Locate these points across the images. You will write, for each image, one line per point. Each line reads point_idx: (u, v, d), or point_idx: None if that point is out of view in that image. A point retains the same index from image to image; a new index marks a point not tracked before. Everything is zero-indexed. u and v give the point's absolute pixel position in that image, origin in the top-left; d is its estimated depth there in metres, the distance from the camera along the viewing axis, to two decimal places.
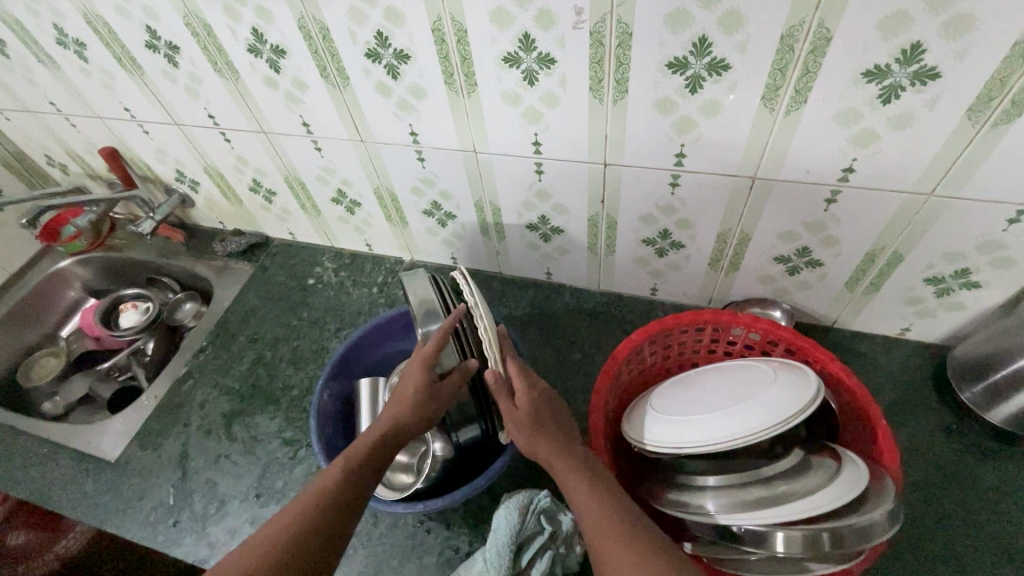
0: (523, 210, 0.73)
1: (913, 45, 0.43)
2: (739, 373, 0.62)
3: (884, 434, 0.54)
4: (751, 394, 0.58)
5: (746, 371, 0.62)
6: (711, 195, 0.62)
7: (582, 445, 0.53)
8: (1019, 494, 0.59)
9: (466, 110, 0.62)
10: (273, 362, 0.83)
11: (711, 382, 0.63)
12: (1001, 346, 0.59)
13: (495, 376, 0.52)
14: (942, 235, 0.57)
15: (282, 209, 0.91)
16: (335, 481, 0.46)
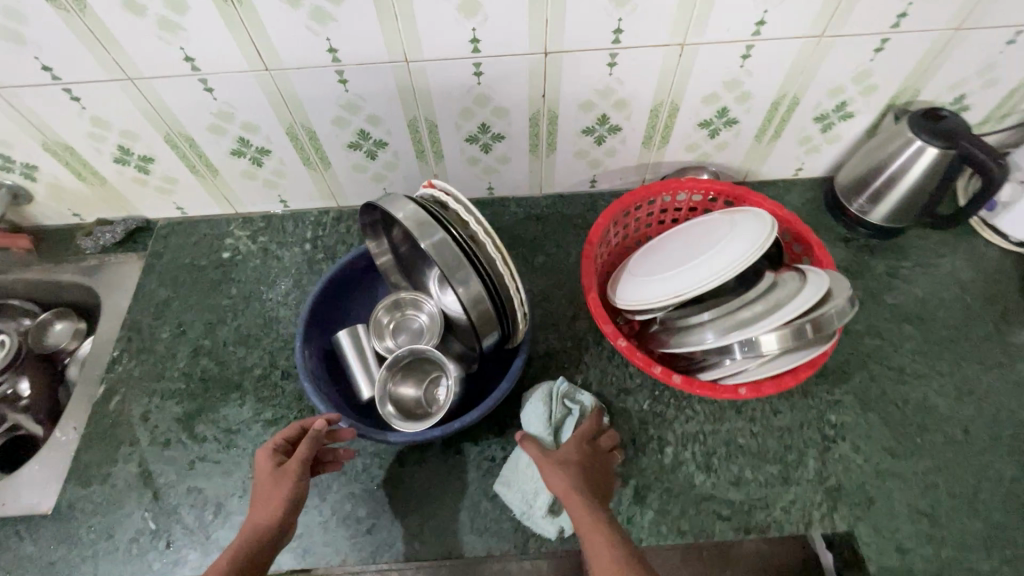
0: (462, 121, 0.71)
1: None
2: (697, 227, 0.70)
3: (818, 245, 0.66)
4: (718, 240, 0.65)
5: (703, 225, 0.69)
6: (645, 70, 0.66)
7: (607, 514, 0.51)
8: (900, 273, 0.76)
9: (394, 11, 0.57)
10: (216, 349, 0.73)
11: (677, 242, 0.70)
12: (875, 160, 0.73)
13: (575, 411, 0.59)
14: (827, 73, 0.68)
15: (165, 179, 0.77)
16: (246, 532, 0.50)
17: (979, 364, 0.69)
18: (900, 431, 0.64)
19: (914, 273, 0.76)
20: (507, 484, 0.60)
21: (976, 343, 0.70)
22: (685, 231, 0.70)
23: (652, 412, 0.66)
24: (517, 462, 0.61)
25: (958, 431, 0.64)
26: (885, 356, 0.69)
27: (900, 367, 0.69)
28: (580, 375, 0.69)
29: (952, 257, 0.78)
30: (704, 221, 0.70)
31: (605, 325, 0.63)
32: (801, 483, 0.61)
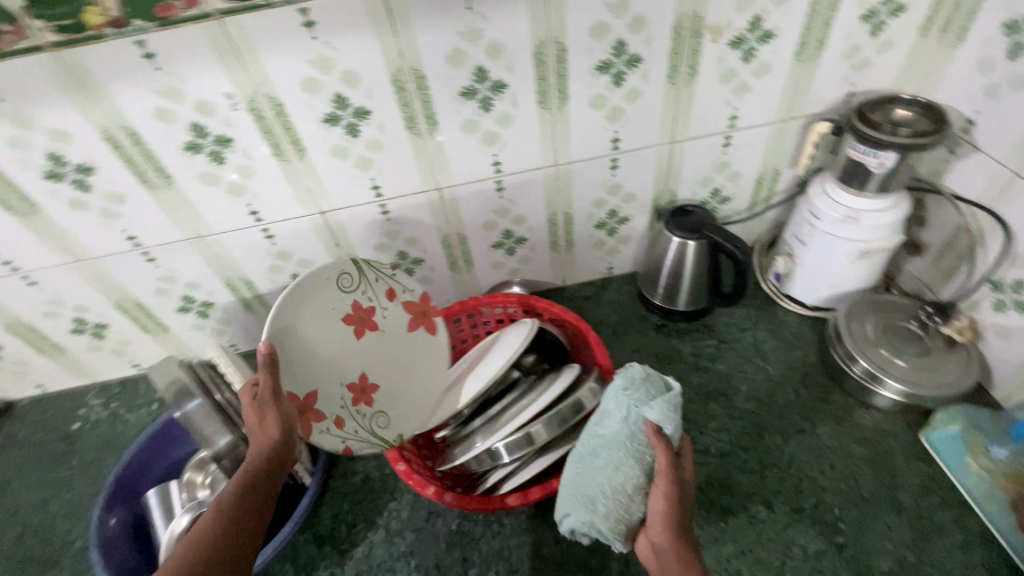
0: (274, 275, 0.79)
1: (479, 68, 0.61)
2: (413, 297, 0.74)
3: (594, 340, 0.70)
4: (357, 287, 0.70)
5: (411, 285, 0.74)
6: (418, 212, 0.75)
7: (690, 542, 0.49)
8: (704, 354, 0.80)
9: (173, 202, 0.67)
10: (46, 524, 0.74)
11: (413, 322, 0.74)
12: (654, 255, 0.81)
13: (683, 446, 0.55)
14: (582, 190, 0.77)
15: (16, 363, 0.83)
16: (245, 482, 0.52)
17: (779, 433, 0.70)
18: (702, 517, 0.64)
19: (721, 351, 0.80)
20: (592, 511, 0.52)
21: (776, 411, 0.72)
22: (409, 301, 0.74)
23: (459, 531, 0.66)
24: (592, 480, 0.52)
25: (761, 509, 0.64)
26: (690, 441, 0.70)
27: (703, 447, 0.70)
28: (393, 501, 0.70)
29: (755, 328, 0.82)
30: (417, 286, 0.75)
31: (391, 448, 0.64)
32: None
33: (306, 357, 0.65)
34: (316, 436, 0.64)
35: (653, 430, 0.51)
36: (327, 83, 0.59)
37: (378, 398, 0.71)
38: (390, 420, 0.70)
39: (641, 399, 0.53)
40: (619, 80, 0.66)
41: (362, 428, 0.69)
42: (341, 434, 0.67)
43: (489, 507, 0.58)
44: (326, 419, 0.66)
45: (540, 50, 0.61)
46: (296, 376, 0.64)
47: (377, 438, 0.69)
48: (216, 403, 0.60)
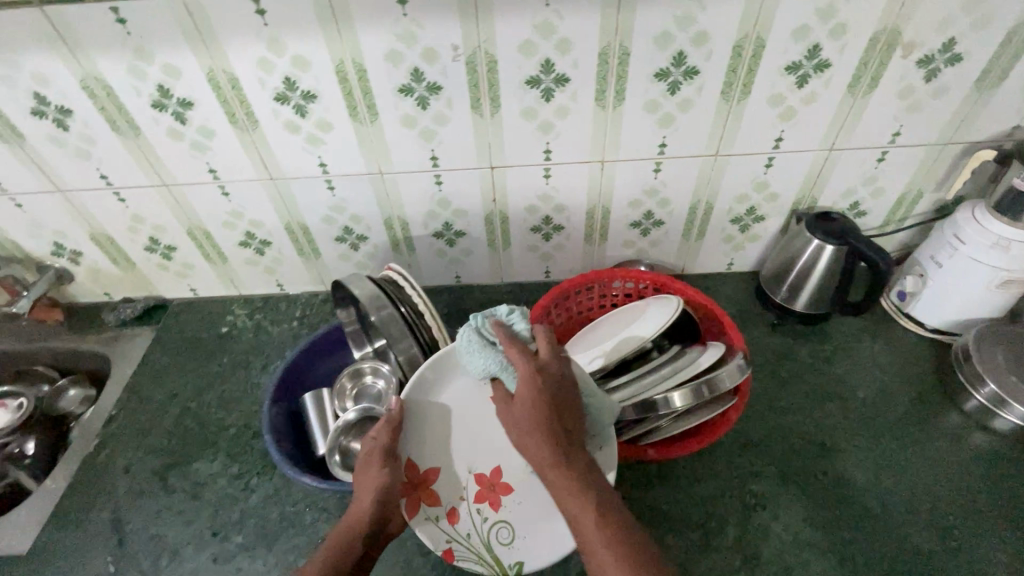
0: (429, 220, 0.86)
1: (679, 54, 0.66)
2: None
3: (730, 324, 0.73)
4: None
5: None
6: (575, 180, 0.80)
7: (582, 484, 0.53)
8: (820, 356, 0.83)
9: (370, 137, 0.74)
10: (201, 408, 0.82)
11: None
12: (786, 256, 0.84)
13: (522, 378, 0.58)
14: (731, 183, 0.81)
15: (183, 264, 0.92)
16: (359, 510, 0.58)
17: (896, 439, 0.73)
18: (818, 502, 0.67)
19: (837, 356, 0.83)
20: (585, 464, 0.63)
21: (893, 420, 0.75)
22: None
23: None
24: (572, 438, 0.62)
25: (876, 504, 0.67)
26: (808, 432, 0.74)
27: (821, 441, 0.73)
28: None
29: (872, 342, 0.85)
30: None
31: None
32: (720, 549, 0.63)
33: (443, 425, 0.69)
34: (420, 521, 0.64)
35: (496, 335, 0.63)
36: (542, 48, 0.65)
37: (507, 502, 0.66)
38: (513, 537, 0.64)
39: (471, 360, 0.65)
40: (802, 83, 0.69)
41: (476, 535, 0.65)
42: (450, 532, 0.64)
43: (634, 457, 0.64)
44: (440, 508, 0.65)
45: (740, 44, 0.65)
46: (420, 446, 0.67)
47: (492, 556, 0.64)
48: (401, 313, 0.65)
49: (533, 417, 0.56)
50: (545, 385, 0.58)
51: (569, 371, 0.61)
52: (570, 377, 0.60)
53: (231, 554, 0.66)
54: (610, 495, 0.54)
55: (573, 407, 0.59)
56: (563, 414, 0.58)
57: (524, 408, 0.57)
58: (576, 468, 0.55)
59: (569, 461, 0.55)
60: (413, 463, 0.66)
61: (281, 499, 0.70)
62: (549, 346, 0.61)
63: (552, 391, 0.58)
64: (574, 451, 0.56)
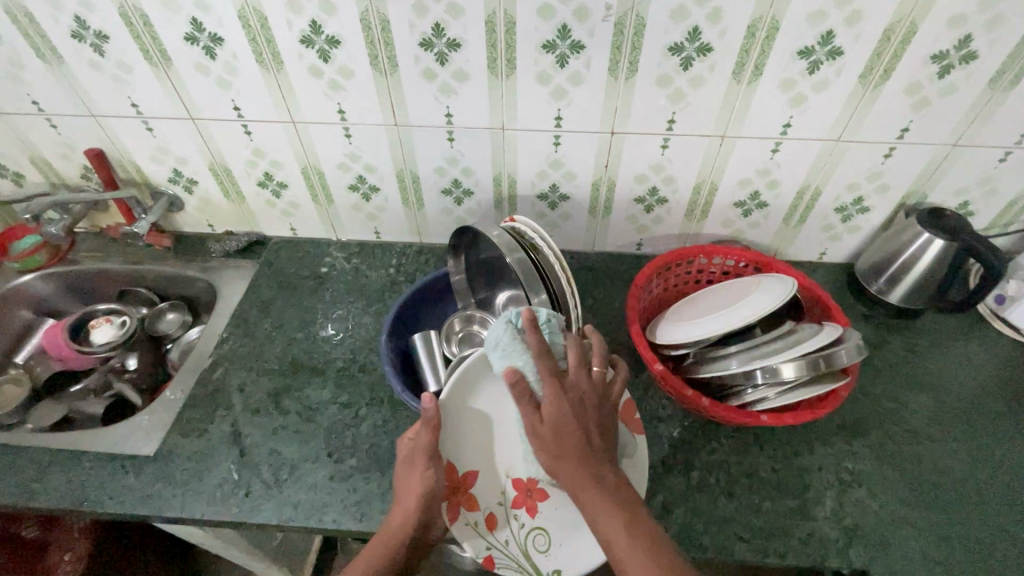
0: (537, 180, 0.87)
1: (828, 32, 0.66)
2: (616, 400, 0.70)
3: (839, 309, 0.74)
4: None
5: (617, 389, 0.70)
6: (691, 153, 0.81)
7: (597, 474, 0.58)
8: (913, 350, 0.84)
9: (502, 91, 0.75)
10: (307, 341, 0.86)
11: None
12: (890, 248, 0.84)
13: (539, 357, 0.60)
14: (846, 170, 0.82)
15: (290, 203, 0.96)
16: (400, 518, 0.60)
17: (991, 435, 0.74)
18: (914, 485, 0.69)
19: (931, 352, 0.84)
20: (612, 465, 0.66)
21: (989, 417, 0.76)
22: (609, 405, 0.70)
23: (679, 437, 0.73)
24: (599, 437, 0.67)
25: (972, 492, 0.68)
26: (902, 420, 0.75)
27: (915, 429, 0.74)
28: None
29: (966, 342, 0.85)
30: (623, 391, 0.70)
31: (644, 350, 0.73)
32: (817, 518, 0.66)
33: (480, 429, 0.70)
34: (460, 526, 0.64)
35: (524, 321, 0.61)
36: (693, 14, 0.66)
37: (544, 508, 0.67)
38: (550, 545, 0.65)
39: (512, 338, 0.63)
40: (944, 73, 0.69)
41: (515, 541, 0.65)
42: (489, 539, 0.65)
43: (745, 420, 0.65)
44: (479, 513, 0.66)
45: (892, 28, 0.65)
46: (460, 449, 0.68)
47: (530, 563, 0.64)
48: (531, 259, 0.68)
49: (557, 426, 0.58)
50: (569, 407, 0.59)
51: (587, 383, 0.62)
52: (592, 393, 0.62)
53: (346, 474, 0.70)
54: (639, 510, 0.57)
55: (602, 419, 0.61)
56: (590, 426, 0.60)
57: (551, 416, 0.59)
58: (602, 483, 0.57)
59: (596, 479, 0.58)
60: (453, 465, 0.67)
61: (390, 430, 0.74)
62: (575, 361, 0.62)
63: (579, 408, 0.60)
64: (600, 465, 0.59)
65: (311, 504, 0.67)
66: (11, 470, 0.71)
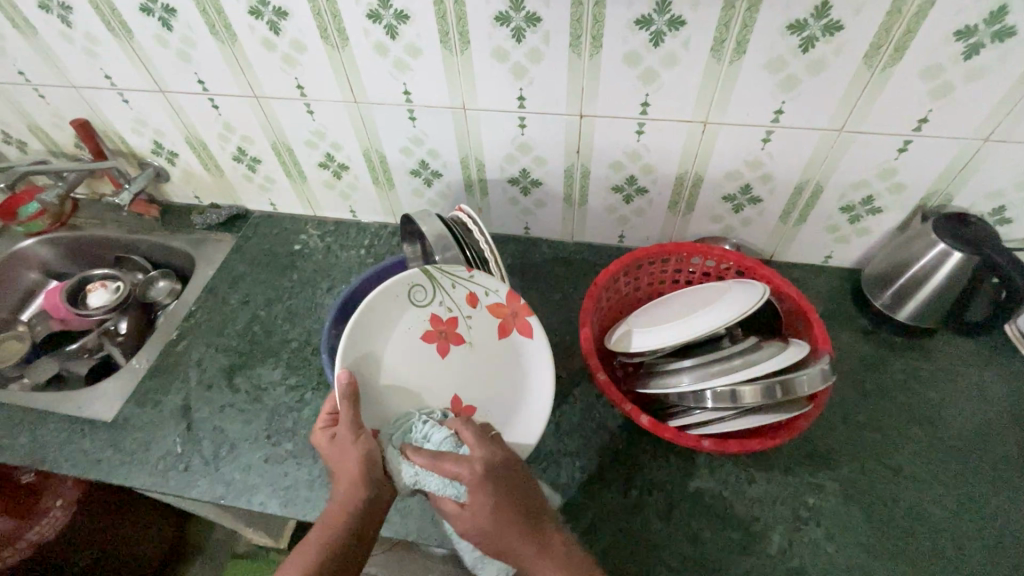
0: (506, 164, 0.82)
1: (823, 2, 0.56)
2: (498, 298, 0.69)
3: (819, 325, 0.66)
4: (431, 299, 0.68)
5: (496, 284, 0.68)
6: (671, 141, 0.73)
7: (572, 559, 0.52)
8: (918, 376, 0.74)
9: (458, 68, 0.70)
10: (269, 320, 0.87)
11: (501, 327, 0.70)
12: (899, 257, 0.73)
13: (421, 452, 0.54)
14: (851, 166, 0.71)
15: (265, 178, 0.95)
16: (349, 480, 0.55)
17: (989, 481, 0.64)
18: (881, 530, 0.61)
19: (936, 378, 0.73)
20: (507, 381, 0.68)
21: (992, 460, 0.66)
22: (495, 304, 0.69)
23: (625, 451, 0.68)
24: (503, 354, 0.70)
25: (950, 546, 0.60)
26: (885, 455, 0.67)
27: (897, 467, 0.66)
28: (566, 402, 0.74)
29: (983, 370, 0.74)
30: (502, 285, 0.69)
31: (590, 356, 0.68)
32: (759, 555, 0.60)
33: (392, 388, 0.66)
34: (410, 476, 0.63)
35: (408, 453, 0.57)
36: None
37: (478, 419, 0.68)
38: None
39: (429, 435, 0.60)
40: (971, 53, 0.57)
41: None
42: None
43: (687, 443, 0.59)
44: None
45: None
46: (379, 409, 0.65)
47: None
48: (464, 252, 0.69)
49: (489, 521, 0.52)
50: (494, 476, 0.54)
51: (506, 452, 0.56)
52: (512, 459, 0.56)
53: (281, 458, 0.70)
54: (583, 562, 0.52)
55: (529, 489, 0.55)
56: (515, 493, 0.54)
57: (480, 509, 0.52)
58: (552, 555, 0.51)
59: (544, 549, 0.51)
60: (378, 430, 0.64)
61: None
62: (476, 436, 0.57)
63: (503, 475, 0.54)
64: (546, 534, 0.53)
65: (242, 485, 0.68)
66: None
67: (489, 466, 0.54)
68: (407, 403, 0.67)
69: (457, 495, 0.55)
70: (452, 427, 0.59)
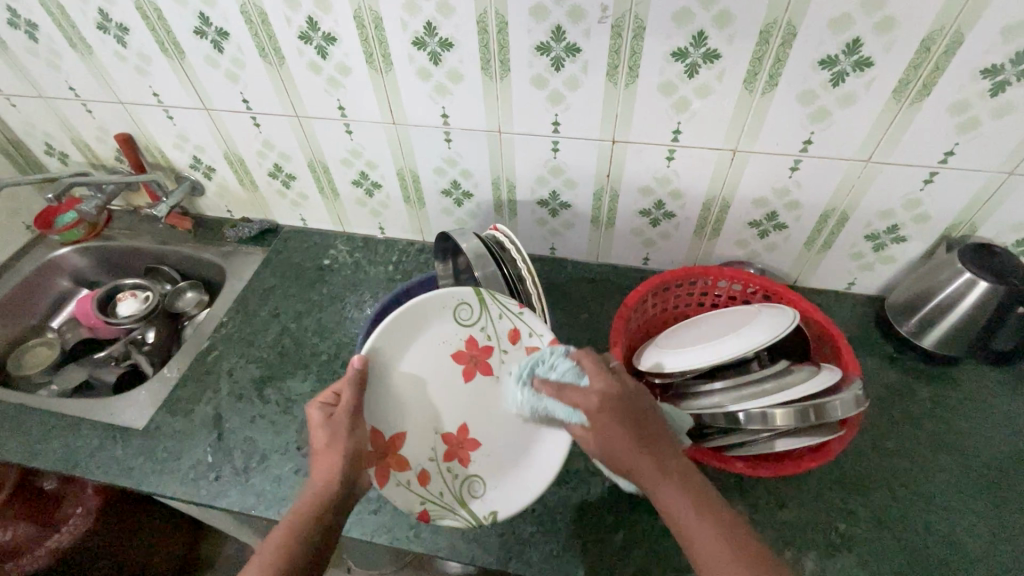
0: (537, 186, 0.84)
1: (853, 40, 0.58)
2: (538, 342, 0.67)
3: (848, 350, 0.67)
4: (475, 321, 0.68)
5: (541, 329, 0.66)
6: (700, 167, 0.75)
7: (692, 477, 0.52)
8: (945, 405, 0.74)
9: (497, 94, 0.73)
10: (299, 332, 0.88)
11: None
12: (923, 285, 0.75)
13: (578, 391, 0.56)
14: (876, 196, 0.73)
15: (299, 194, 0.97)
16: (325, 475, 0.55)
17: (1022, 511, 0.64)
18: (915, 560, 0.61)
19: (963, 407, 0.74)
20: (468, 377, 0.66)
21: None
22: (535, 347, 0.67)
23: None
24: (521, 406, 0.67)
25: None
26: (914, 482, 0.67)
27: (929, 495, 0.66)
28: None
29: (1010, 400, 0.74)
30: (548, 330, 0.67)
31: None
32: None
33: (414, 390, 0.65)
34: (391, 487, 0.60)
35: (534, 384, 0.61)
36: (697, 18, 0.60)
37: (477, 457, 0.65)
38: (485, 491, 0.63)
39: (554, 365, 0.61)
40: (998, 90, 0.59)
41: (450, 493, 0.63)
42: (421, 494, 0.61)
43: (719, 465, 0.60)
44: (410, 471, 0.62)
45: (932, 37, 0.57)
46: (388, 412, 0.63)
47: (467, 511, 0.62)
48: (502, 272, 0.70)
49: (612, 439, 0.53)
50: (615, 403, 0.54)
51: (629, 384, 0.57)
52: (635, 392, 0.56)
53: (311, 469, 0.71)
54: (706, 485, 0.52)
55: (654, 416, 0.55)
56: (644, 424, 0.54)
57: (595, 438, 0.54)
58: (670, 475, 0.52)
59: (665, 468, 0.52)
60: (378, 430, 0.62)
61: None
62: (598, 367, 0.57)
63: (630, 404, 0.55)
64: (663, 454, 0.53)
65: (273, 496, 0.68)
66: (19, 430, 0.78)
67: (607, 393, 0.55)
68: (415, 415, 0.65)
69: (582, 420, 0.57)
70: (576, 357, 0.60)
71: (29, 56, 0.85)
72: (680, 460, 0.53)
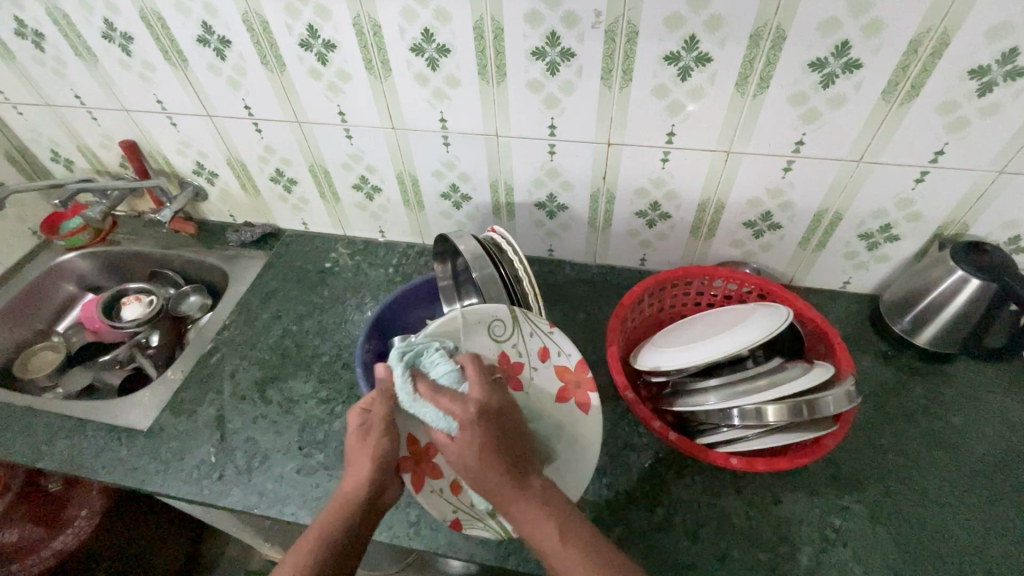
0: (534, 188, 0.85)
1: (842, 42, 0.60)
2: (568, 362, 0.69)
3: (842, 347, 0.68)
4: (509, 337, 0.68)
5: (570, 349, 0.70)
6: (694, 168, 0.76)
7: (568, 512, 0.52)
8: (939, 401, 0.75)
9: (493, 98, 0.74)
10: (300, 334, 0.89)
11: (561, 392, 0.68)
12: (916, 283, 0.75)
13: (449, 397, 0.56)
14: (869, 196, 0.74)
15: (300, 199, 0.99)
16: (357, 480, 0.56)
17: (1015, 506, 0.65)
18: (909, 555, 0.61)
19: (958, 404, 0.74)
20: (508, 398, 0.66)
21: (1018, 487, 0.66)
22: (563, 367, 0.69)
23: (650, 470, 0.69)
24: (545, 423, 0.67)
25: (978, 571, 0.60)
26: (908, 478, 0.67)
27: (924, 491, 0.66)
28: None
29: (1004, 397, 0.75)
30: (575, 351, 0.70)
31: (617, 373, 0.69)
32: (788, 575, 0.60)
33: None
34: (425, 495, 0.61)
35: (414, 373, 0.58)
36: (689, 22, 0.61)
37: None
38: None
39: (432, 361, 0.60)
40: (985, 91, 0.60)
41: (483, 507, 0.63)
42: (455, 503, 0.63)
43: (714, 461, 0.60)
44: (443, 480, 0.63)
45: (919, 38, 0.58)
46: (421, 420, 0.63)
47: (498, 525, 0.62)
48: (500, 273, 0.71)
49: (478, 458, 0.53)
50: (492, 417, 0.56)
51: (503, 399, 0.59)
52: (508, 408, 0.58)
53: (312, 469, 0.72)
54: (575, 516, 0.52)
55: (520, 442, 0.57)
56: (509, 448, 0.55)
57: (467, 451, 0.53)
58: (531, 495, 0.52)
59: (529, 492, 0.52)
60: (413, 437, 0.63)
61: None
62: (480, 378, 0.59)
63: (498, 421, 0.57)
64: (526, 477, 0.54)
65: (274, 495, 0.69)
66: (26, 432, 0.79)
67: (485, 408, 0.56)
68: None
69: (449, 430, 0.55)
70: (460, 362, 0.60)
71: (35, 65, 0.87)
72: (550, 492, 0.53)
